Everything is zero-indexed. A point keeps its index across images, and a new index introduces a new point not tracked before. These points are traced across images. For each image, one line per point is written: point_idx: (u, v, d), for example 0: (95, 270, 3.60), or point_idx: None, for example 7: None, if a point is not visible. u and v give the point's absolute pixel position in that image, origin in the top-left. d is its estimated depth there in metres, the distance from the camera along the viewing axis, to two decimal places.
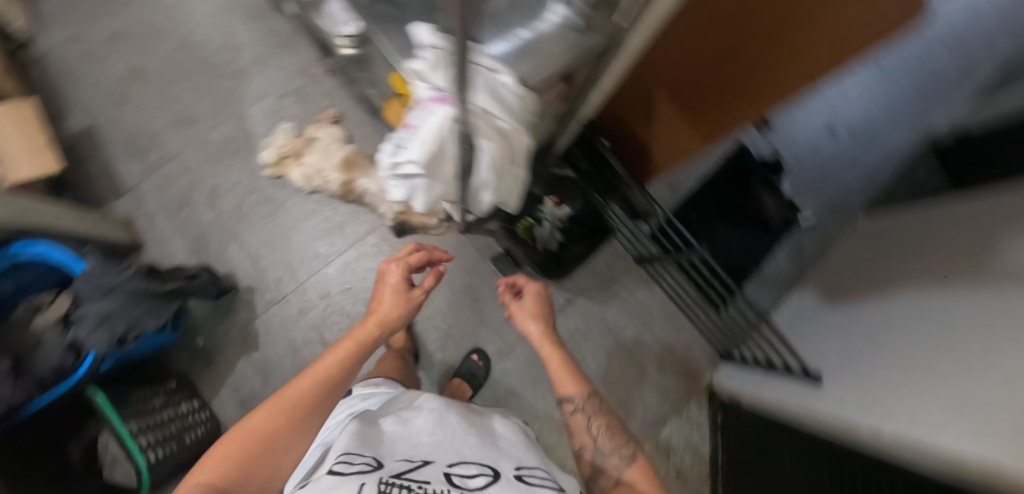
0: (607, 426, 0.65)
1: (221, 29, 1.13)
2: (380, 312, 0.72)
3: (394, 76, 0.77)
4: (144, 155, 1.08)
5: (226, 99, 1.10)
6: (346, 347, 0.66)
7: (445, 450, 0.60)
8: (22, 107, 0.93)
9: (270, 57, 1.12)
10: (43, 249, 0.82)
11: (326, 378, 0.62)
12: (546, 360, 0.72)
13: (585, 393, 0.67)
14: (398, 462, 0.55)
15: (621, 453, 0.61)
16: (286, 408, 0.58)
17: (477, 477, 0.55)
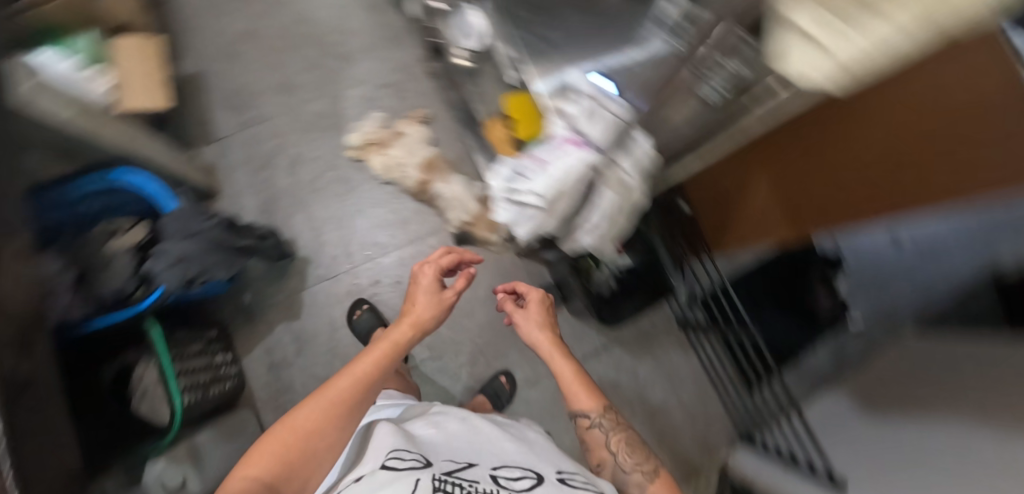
0: (626, 440, 0.66)
1: (340, 11, 1.18)
2: (412, 313, 0.73)
3: (513, 99, 0.81)
4: (240, 110, 1.12)
5: (328, 77, 1.15)
6: (381, 349, 0.67)
7: (489, 457, 0.62)
8: (148, 44, 0.99)
9: (377, 47, 1.17)
10: (142, 179, 0.86)
11: (364, 380, 0.62)
12: (563, 373, 0.72)
13: (601, 406, 0.68)
14: (444, 462, 0.58)
15: (643, 470, 0.62)
16: (328, 408, 0.58)
17: (522, 479, 0.56)
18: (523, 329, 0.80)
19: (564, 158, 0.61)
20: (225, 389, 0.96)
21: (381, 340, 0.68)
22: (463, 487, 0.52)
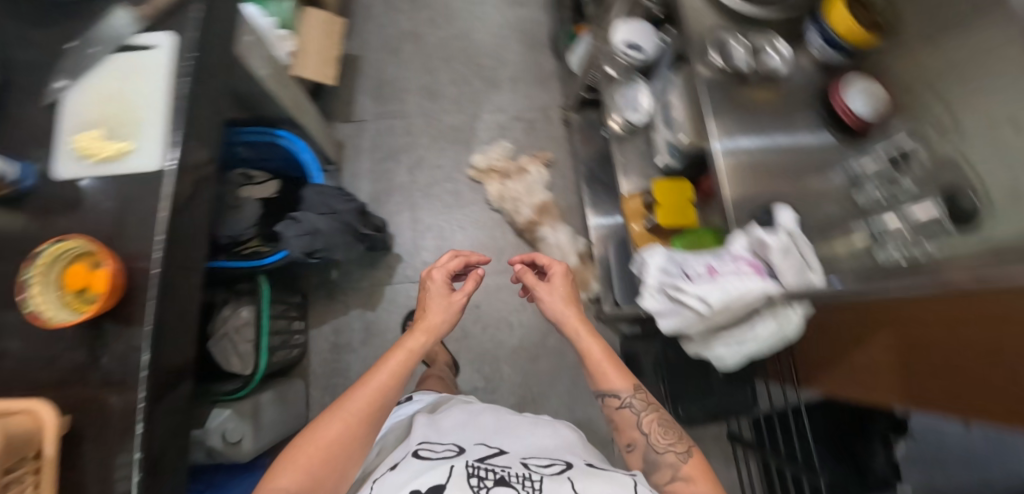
0: (660, 421, 0.63)
1: (500, 40, 1.23)
2: (426, 323, 0.68)
3: (662, 184, 0.85)
4: (383, 101, 1.18)
5: (470, 96, 1.19)
6: (396, 360, 0.63)
7: (520, 448, 0.68)
8: (334, 22, 1.04)
9: (523, 82, 1.21)
10: (300, 146, 0.91)
11: (381, 395, 0.59)
12: (593, 351, 0.67)
13: (632, 385, 0.64)
14: (477, 450, 0.64)
15: (675, 451, 0.60)
16: (343, 430, 0.56)
17: (552, 465, 0.62)
18: (545, 302, 0.75)
19: (744, 278, 0.57)
20: (290, 355, 0.99)
21: (395, 349, 0.64)
22: (496, 473, 0.58)
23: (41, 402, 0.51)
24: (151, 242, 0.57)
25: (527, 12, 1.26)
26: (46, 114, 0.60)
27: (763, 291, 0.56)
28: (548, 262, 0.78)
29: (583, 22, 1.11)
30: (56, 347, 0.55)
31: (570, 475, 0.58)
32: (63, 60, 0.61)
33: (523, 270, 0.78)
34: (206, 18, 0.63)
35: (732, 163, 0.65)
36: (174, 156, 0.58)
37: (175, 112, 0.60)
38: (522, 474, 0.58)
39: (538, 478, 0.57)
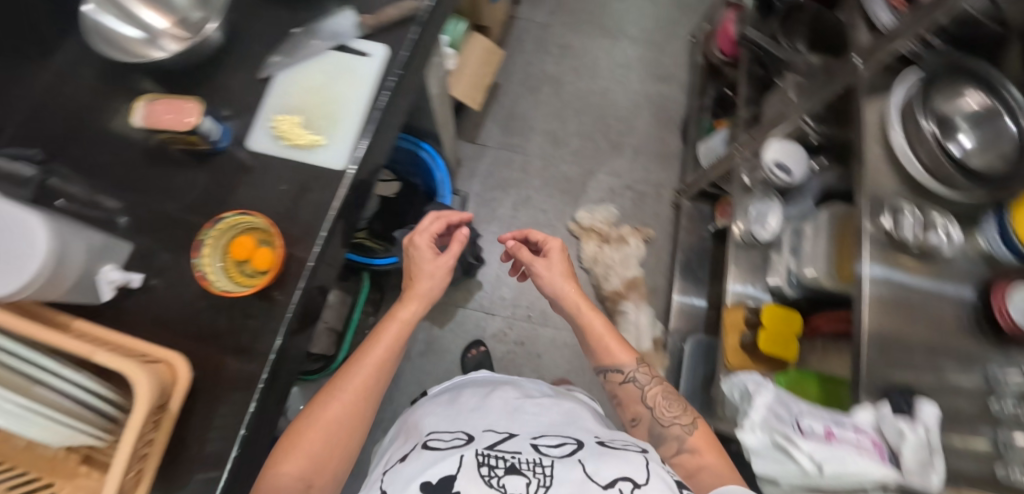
0: (664, 394, 0.68)
1: (635, 109, 1.25)
2: (416, 290, 0.68)
3: (773, 310, 0.84)
4: (509, 134, 1.21)
5: (591, 153, 1.21)
6: (389, 336, 0.64)
7: (530, 427, 0.64)
8: (494, 53, 1.06)
9: (645, 155, 1.22)
10: (439, 163, 0.94)
11: (377, 369, 0.62)
12: (595, 328, 0.72)
13: (634, 361, 0.70)
14: (488, 434, 0.61)
15: (681, 423, 0.64)
16: (340, 406, 0.58)
17: (563, 446, 0.58)
18: (545, 283, 0.76)
19: (863, 458, 0.57)
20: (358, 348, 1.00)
21: (388, 320, 0.65)
22: (507, 459, 0.54)
23: (178, 354, 0.54)
24: (313, 238, 0.60)
25: (668, 89, 1.27)
26: (255, 90, 0.64)
27: (885, 479, 0.57)
28: (547, 241, 0.77)
29: (725, 120, 1.12)
30: (200, 305, 0.59)
31: (582, 458, 0.55)
32: (285, 44, 0.65)
33: (515, 245, 0.79)
34: (418, 42, 0.67)
35: (878, 295, 0.65)
36: (354, 163, 0.61)
37: (368, 122, 0.63)
38: (534, 459, 0.54)
39: (549, 461, 0.54)
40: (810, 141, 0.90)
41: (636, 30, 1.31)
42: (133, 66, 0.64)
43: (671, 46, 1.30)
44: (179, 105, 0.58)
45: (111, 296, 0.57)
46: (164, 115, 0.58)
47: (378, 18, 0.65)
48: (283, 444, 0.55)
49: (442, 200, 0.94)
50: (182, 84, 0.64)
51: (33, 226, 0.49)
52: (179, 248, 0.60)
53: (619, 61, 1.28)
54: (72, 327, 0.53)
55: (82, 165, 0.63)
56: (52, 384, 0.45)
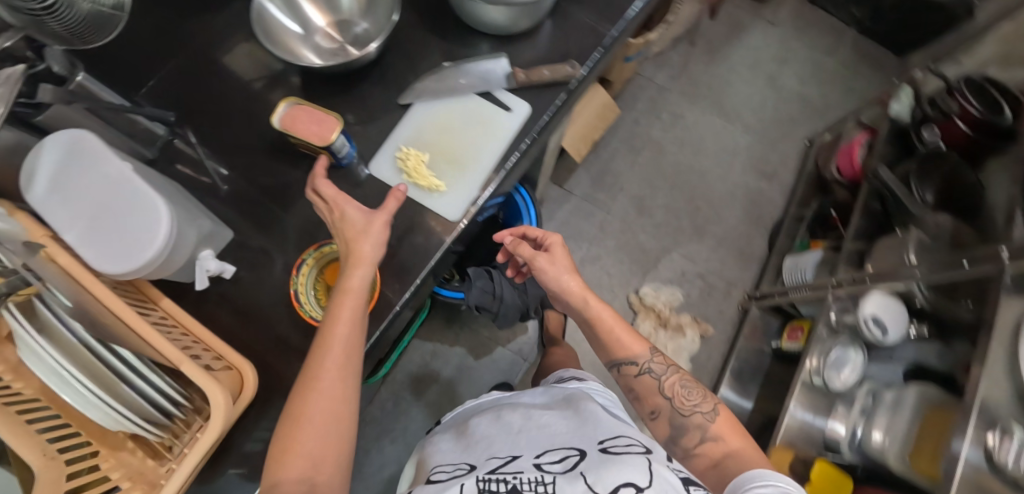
0: (682, 383, 0.61)
1: (728, 199, 1.22)
2: (360, 254, 0.51)
3: (824, 470, 0.81)
4: (597, 189, 1.20)
5: (671, 231, 1.19)
6: (347, 309, 0.50)
7: (533, 442, 0.56)
8: (611, 111, 1.05)
9: (726, 249, 1.18)
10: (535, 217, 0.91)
11: (351, 348, 0.49)
12: (604, 320, 0.62)
13: (648, 350, 0.62)
14: (494, 461, 0.54)
15: (702, 410, 0.58)
16: (323, 396, 0.46)
17: (565, 459, 0.50)
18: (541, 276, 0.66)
19: None
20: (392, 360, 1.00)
21: (342, 294, 0.50)
22: (510, 484, 0.48)
23: (248, 362, 0.54)
24: (406, 281, 0.58)
25: (769, 187, 1.22)
26: (390, 115, 0.64)
27: None
28: (548, 238, 0.68)
29: (822, 242, 1.06)
30: (283, 313, 0.59)
31: (583, 470, 0.47)
32: (432, 78, 0.64)
33: (512, 242, 0.68)
34: (560, 109, 0.65)
35: (966, 476, 0.60)
36: (465, 218, 0.60)
37: (491, 179, 0.62)
38: (536, 479, 0.48)
39: (552, 479, 0.47)
40: (914, 303, 0.82)
41: (752, 118, 1.26)
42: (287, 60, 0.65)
43: (785, 144, 1.25)
44: (326, 120, 0.56)
45: (205, 287, 0.57)
46: (305, 127, 0.56)
47: (528, 75, 0.63)
48: (273, 453, 0.45)
49: None
50: (326, 92, 0.65)
51: (158, 210, 0.48)
52: (279, 249, 0.61)
53: (727, 146, 1.25)
54: (160, 305, 0.53)
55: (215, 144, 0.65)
56: (138, 386, 0.45)
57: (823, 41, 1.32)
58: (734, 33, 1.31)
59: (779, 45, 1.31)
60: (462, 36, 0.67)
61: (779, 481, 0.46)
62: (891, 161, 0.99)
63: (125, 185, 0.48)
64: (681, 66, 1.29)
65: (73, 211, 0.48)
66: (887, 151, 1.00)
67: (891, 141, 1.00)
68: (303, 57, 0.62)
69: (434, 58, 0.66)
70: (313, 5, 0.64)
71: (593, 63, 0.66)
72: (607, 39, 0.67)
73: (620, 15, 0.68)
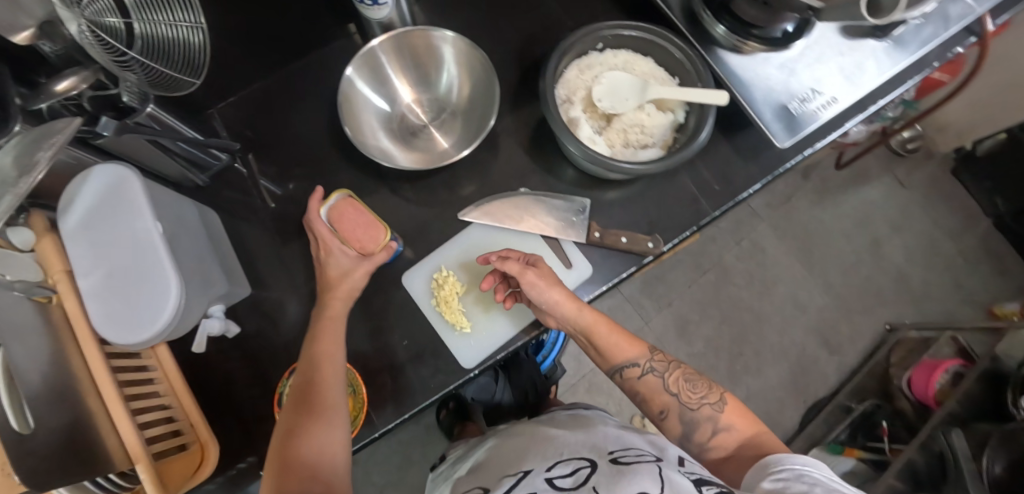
0: (685, 377, 0.52)
1: (777, 354, 1.11)
2: (341, 285, 0.53)
3: None
4: (644, 294, 1.14)
5: (703, 367, 1.10)
6: (331, 336, 0.50)
7: (540, 453, 0.47)
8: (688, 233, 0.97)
9: (753, 407, 1.09)
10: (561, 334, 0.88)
11: (338, 367, 0.49)
12: (598, 327, 0.53)
13: (645, 346, 0.54)
14: (506, 479, 0.44)
15: (709, 402, 0.50)
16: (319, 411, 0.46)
17: (578, 473, 0.41)
18: (531, 293, 0.52)
19: None
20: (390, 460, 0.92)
21: (326, 320, 0.51)
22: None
23: (213, 440, 0.52)
24: (394, 414, 0.55)
25: (827, 360, 1.11)
26: (447, 228, 0.62)
27: None
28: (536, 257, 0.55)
29: (859, 453, 0.95)
30: (272, 393, 0.58)
31: (598, 485, 0.38)
32: (501, 202, 0.60)
33: (497, 259, 0.54)
34: (621, 281, 0.60)
35: None
36: (479, 368, 0.56)
37: (526, 333, 0.59)
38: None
39: None
40: None
41: (839, 279, 1.14)
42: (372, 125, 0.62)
43: (861, 320, 1.12)
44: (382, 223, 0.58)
45: (203, 349, 0.56)
46: (360, 225, 0.56)
47: (602, 238, 0.59)
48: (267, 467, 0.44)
49: (540, 362, 0.87)
50: (396, 180, 0.63)
51: (170, 292, 0.45)
52: (296, 321, 0.60)
53: (798, 298, 1.13)
54: (150, 353, 0.51)
55: (277, 192, 0.64)
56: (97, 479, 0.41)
57: (953, 222, 1.15)
58: (855, 180, 1.18)
59: (901, 209, 1.16)
60: (549, 167, 0.63)
61: (806, 465, 0.40)
62: (978, 406, 0.86)
63: (148, 248, 0.46)
64: (785, 195, 1.17)
65: (94, 253, 0.46)
66: (976, 391, 0.86)
67: (982, 381, 0.86)
68: (389, 149, 0.61)
69: (512, 182, 0.63)
70: (403, 80, 0.62)
71: (676, 242, 0.61)
72: (705, 219, 0.61)
73: (728, 198, 0.62)
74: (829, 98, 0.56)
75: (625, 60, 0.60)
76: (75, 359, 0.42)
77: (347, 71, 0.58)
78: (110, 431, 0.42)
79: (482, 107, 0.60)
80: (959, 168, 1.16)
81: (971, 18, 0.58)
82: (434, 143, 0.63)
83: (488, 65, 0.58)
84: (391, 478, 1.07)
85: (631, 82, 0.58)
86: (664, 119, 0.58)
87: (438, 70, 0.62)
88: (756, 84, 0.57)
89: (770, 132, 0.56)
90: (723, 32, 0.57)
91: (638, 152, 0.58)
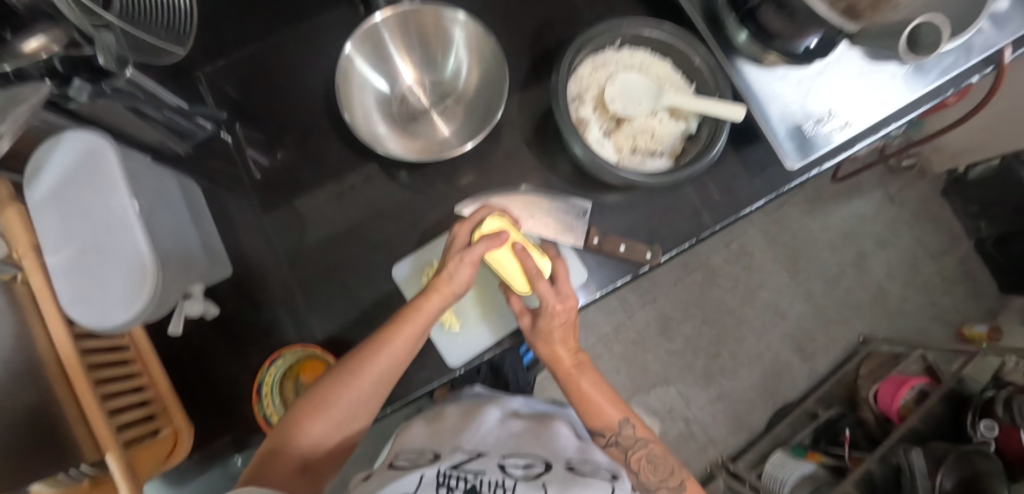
0: (649, 457, 0.49)
1: (752, 357, 1.14)
2: (443, 283, 0.49)
3: None
4: (632, 290, 1.14)
5: (680, 364, 1.13)
6: (405, 334, 0.47)
7: (496, 441, 0.43)
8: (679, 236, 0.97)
9: (724, 406, 1.12)
10: None
11: (397, 363, 0.47)
12: (575, 384, 0.51)
13: (621, 418, 0.50)
14: (458, 452, 0.40)
15: (669, 485, 0.49)
16: (352, 395, 0.46)
17: (532, 469, 0.37)
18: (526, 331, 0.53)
19: None
20: None
21: (410, 311, 0.48)
22: (468, 482, 0.34)
23: (187, 424, 0.51)
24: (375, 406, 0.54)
25: (799, 366, 1.14)
26: (443, 221, 0.60)
27: None
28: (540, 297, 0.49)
29: (821, 458, 0.97)
30: (249, 376, 0.57)
31: (549, 482, 0.35)
32: (502, 198, 0.58)
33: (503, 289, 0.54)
34: (616, 288, 0.59)
35: None
36: (464, 367, 0.56)
37: (519, 331, 0.58)
38: (497, 482, 0.35)
39: (514, 485, 0.34)
40: None
41: (821, 289, 1.16)
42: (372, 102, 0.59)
43: (837, 330, 1.15)
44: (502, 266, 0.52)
45: (180, 329, 0.53)
46: (478, 254, 0.49)
47: (600, 244, 0.58)
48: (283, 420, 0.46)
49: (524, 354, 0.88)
50: (394, 166, 0.61)
51: (145, 273, 0.43)
52: (279, 303, 0.58)
53: (779, 304, 1.15)
54: (126, 333, 0.50)
55: (265, 167, 0.61)
56: (77, 469, 0.41)
57: (936, 242, 1.18)
58: (848, 192, 1.18)
59: (888, 225, 1.18)
60: (553, 165, 0.61)
61: None
62: (936, 423, 0.90)
63: (121, 228, 0.43)
64: (779, 202, 1.17)
65: (68, 225, 0.42)
66: (938, 410, 0.90)
67: (945, 401, 0.90)
68: (387, 133, 0.58)
69: (513, 178, 0.61)
70: (405, 59, 0.60)
71: (674, 253, 0.60)
72: (704, 232, 0.60)
73: (731, 213, 0.61)
74: (843, 122, 0.55)
75: (642, 61, 0.58)
76: (43, 342, 0.40)
77: (347, 47, 0.55)
78: (78, 419, 0.40)
79: (491, 96, 0.58)
80: (950, 189, 1.17)
81: (993, 51, 0.56)
82: (435, 129, 0.60)
83: (498, 53, 0.56)
84: (364, 455, 1.07)
85: (645, 85, 0.57)
86: (677, 128, 0.56)
87: (445, 54, 0.60)
88: (772, 100, 0.55)
89: (781, 152, 0.55)
90: (745, 41, 0.54)
91: (645, 159, 0.57)
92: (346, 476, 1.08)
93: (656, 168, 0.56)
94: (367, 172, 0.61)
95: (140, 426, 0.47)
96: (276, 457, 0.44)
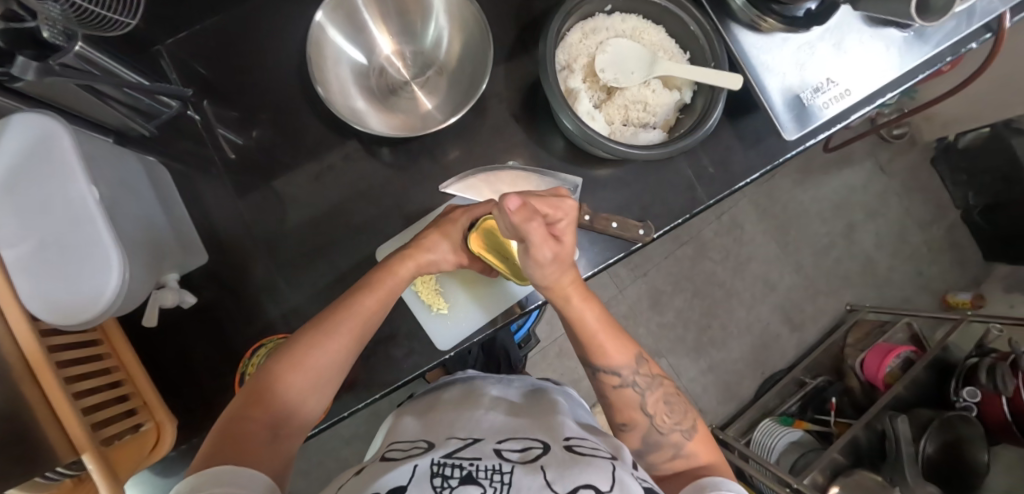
0: (665, 397, 0.47)
1: (741, 329, 1.15)
2: (420, 250, 0.48)
3: None
4: (623, 267, 1.13)
5: (671, 338, 1.13)
6: (380, 293, 0.46)
7: (489, 424, 0.41)
8: None
9: (714, 377, 1.13)
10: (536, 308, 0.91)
11: (372, 322, 0.45)
12: (589, 322, 0.45)
13: (635, 357, 0.47)
14: (452, 440, 0.39)
15: (682, 429, 0.45)
16: (328, 354, 0.42)
17: (531, 451, 0.36)
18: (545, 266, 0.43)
19: None
20: None
21: (384, 272, 0.47)
22: (464, 469, 0.33)
23: (169, 418, 0.49)
24: (364, 393, 0.53)
25: (787, 336, 1.15)
26: (429, 202, 0.58)
27: None
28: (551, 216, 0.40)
29: (807, 425, 1.00)
30: (232, 366, 0.55)
31: (546, 465, 0.34)
32: (489, 174, 0.56)
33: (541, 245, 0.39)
34: (608, 266, 0.58)
35: None
36: (454, 350, 0.55)
37: (511, 311, 0.56)
38: (494, 466, 0.33)
39: (511, 469, 0.33)
40: None
41: (810, 261, 1.16)
42: (347, 75, 0.55)
43: (825, 300, 1.16)
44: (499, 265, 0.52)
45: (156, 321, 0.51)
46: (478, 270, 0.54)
47: (592, 221, 0.54)
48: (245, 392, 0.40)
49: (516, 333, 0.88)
50: (376, 143, 0.58)
51: (111, 258, 0.40)
52: (259, 289, 0.56)
53: (768, 276, 1.16)
54: (99, 326, 0.47)
55: (239, 146, 0.57)
56: (50, 473, 0.39)
57: (924, 212, 1.18)
58: (839, 162, 1.17)
59: (879, 194, 1.17)
60: (542, 140, 0.58)
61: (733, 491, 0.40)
62: (921, 389, 0.91)
63: (83, 220, 0.40)
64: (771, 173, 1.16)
65: (26, 218, 0.40)
66: (924, 378, 0.91)
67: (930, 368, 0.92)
68: (366, 108, 0.55)
69: (499, 154, 0.58)
70: (382, 28, 0.56)
71: (666, 230, 0.58)
72: (699, 207, 0.59)
73: (724, 187, 0.59)
74: (842, 90, 0.53)
75: (633, 27, 0.55)
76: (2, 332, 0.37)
77: (319, 16, 0.52)
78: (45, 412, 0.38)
79: (476, 66, 0.54)
80: (940, 158, 1.16)
81: (995, 15, 0.54)
82: (417, 104, 0.57)
83: (483, 19, 0.52)
84: (359, 434, 1.08)
85: (637, 53, 0.54)
86: (670, 98, 0.54)
87: (425, 21, 0.56)
88: (771, 68, 0.53)
89: (779, 123, 0.53)
90: (742, 5, 0.51)
91: (638, 132, 0.55)
92: (337, 458, 1.08)
93: (650, 140, 0.54)
94: (347, 149, 0.58)
95: (119, 423, 0.45)
96: (244, 429, 0.37)
